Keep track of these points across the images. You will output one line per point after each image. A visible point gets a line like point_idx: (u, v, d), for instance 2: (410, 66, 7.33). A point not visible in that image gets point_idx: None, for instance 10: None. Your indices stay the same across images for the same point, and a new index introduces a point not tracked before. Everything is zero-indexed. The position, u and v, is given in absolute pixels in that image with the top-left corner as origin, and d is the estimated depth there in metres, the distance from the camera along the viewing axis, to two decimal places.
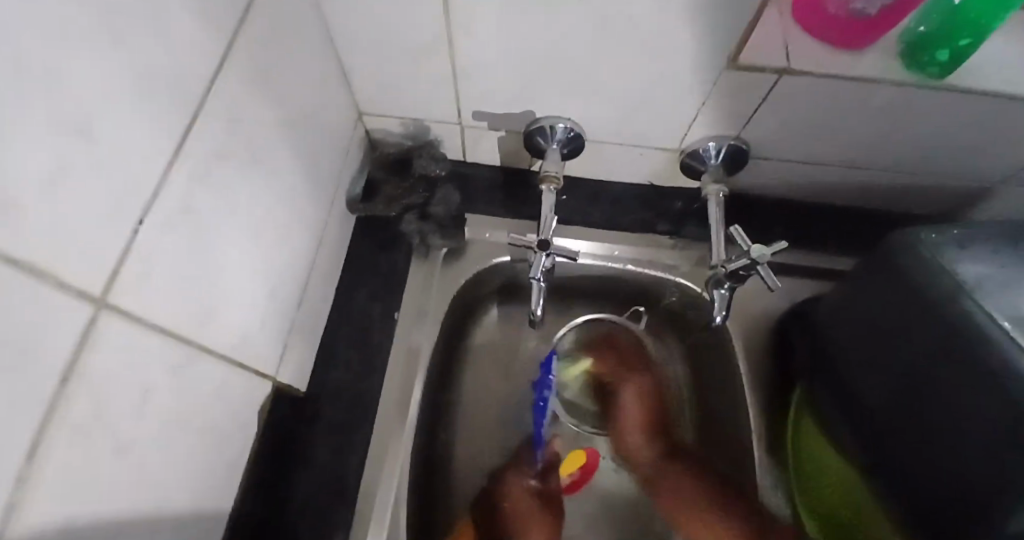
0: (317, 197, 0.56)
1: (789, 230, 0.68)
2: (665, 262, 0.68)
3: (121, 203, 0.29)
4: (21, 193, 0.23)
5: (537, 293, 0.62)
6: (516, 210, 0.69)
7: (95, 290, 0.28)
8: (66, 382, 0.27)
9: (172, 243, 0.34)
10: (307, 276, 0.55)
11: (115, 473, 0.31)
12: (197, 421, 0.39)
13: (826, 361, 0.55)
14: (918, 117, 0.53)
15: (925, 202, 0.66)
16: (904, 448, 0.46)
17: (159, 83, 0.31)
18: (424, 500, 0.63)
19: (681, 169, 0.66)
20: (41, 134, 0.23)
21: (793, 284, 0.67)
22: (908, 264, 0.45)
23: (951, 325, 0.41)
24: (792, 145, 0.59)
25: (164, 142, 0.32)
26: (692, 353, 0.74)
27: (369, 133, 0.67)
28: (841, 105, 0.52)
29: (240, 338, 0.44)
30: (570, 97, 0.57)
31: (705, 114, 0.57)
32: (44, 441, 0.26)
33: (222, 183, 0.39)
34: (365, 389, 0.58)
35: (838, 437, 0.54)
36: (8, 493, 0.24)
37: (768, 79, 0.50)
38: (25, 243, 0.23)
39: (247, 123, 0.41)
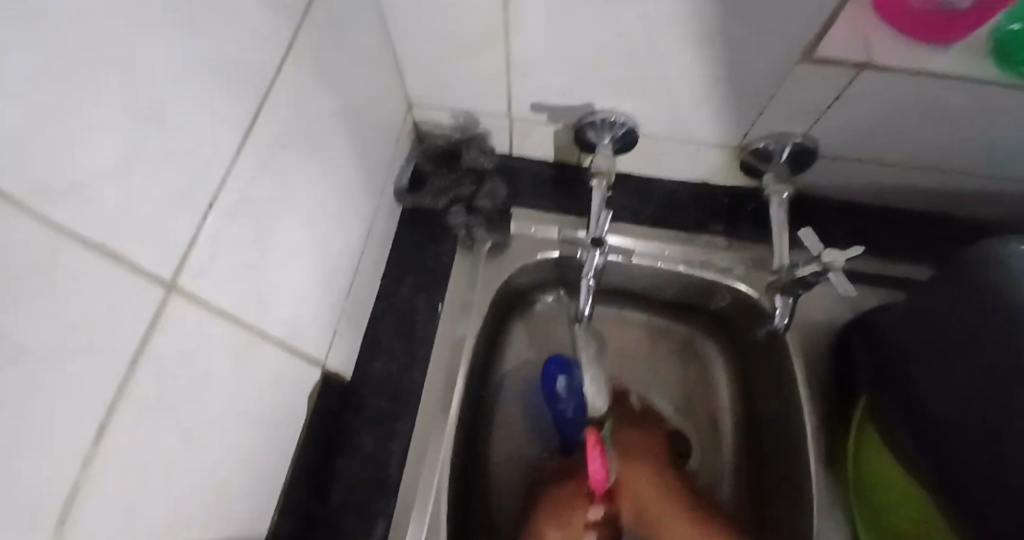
0: (368, 188, 0.56)
1: (852, 236, 0.65)
2: (717, 262, 0.66)
3: (191, 190, 0.29)
4: (101, 180, 0.23)
5: (587, 291, 0.61)
6: (564, 206, 0.68)
7: (166, 276, 0.28)
8: (136, 365, 0.27)
9: (238, 230, 0.34)
10: (357, 267, 0.55)
11: (177, 457, 0.31)
12: (252, 408, 0.39)
13: (892, 379, 0.52)
14: (1008, 118, 0.49)
15: (1002, 209, 0.62)
16: (983, 473, 0.43)
17: (227, 72, 0.31)
18: (462, 494, 0.62)
19: (738, 167, 0.63)
20: (120, 119, 0.23)
21: (858, 293, 0.64)
22: (995, 275, 0.42)
23: None
24: (865, 144, 0.56)
25: (232, 130, 0.32)
26: (743, 361, 0.71)
27: (417, 123, 0.67)
28: (924, 102, 0.49)
29: (293, 328, 0.44)
30: (628, 91, 0.55)
31: (770, 112, 0.54)
32: (111, 424, 0.26)
33: (283, 172, 0.39)
34: (409, 381, 0.58)
35: (907, 459, 0.51)
36: (75, 475, 0.24)
37: (845, 74, 0.47)
38: (101, 229, 0.24)
39: (307, 112, 0.41)
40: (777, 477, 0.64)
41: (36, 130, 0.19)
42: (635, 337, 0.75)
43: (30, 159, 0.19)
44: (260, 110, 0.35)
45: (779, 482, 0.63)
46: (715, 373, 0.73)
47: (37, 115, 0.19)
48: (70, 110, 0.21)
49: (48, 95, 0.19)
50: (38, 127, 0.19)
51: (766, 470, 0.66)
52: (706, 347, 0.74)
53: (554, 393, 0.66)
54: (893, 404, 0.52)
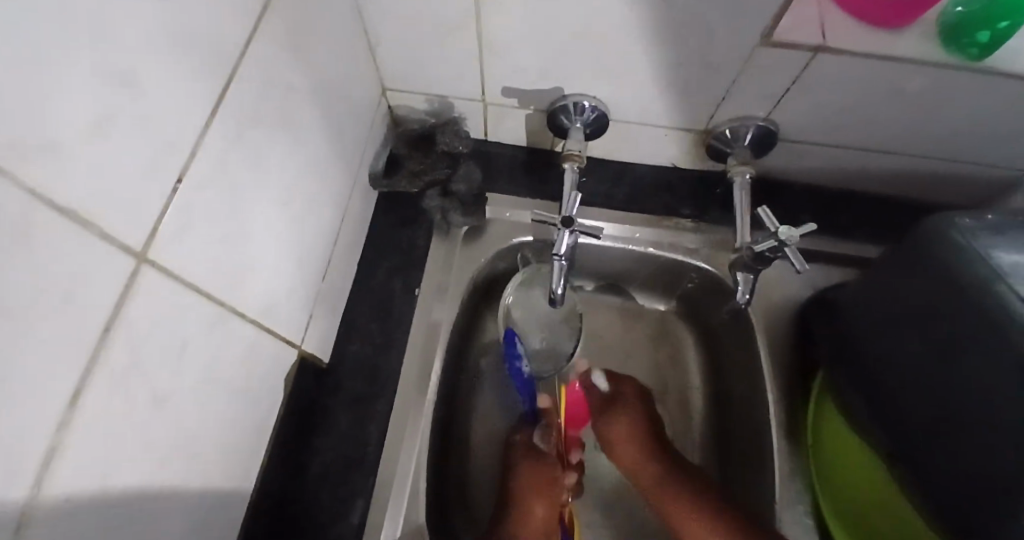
0: (342, 171, 0.56)
1: (815, 216, 0.67)
2: (685, 245, 0.68)
3: (163, 162, 0.30)
4: (71, 147, 0.24)
5: (559, 273, 0.62)
6: (538, 190, 0.69)
7: (137, 245, 0.29)
8: (109, 330, 0.27)
9: (211, 203, 0.35)
10: (332, 248, 0.56)
11: (153, 423, 0.32)
12: (228, 382, 0.40)
13: (849, 349, 0.55)
14: (955, 102, 0.52)
15: (953, 191, 0.65)
16: (930, 436, 0.46)
17: (196, 48, 0.31)
18: (440, 475, 0.63)
19: (705, 151, 0.65)
20: (91, 87, 0.24)
21: (819, 271, 0.66)
22: (940, 249, 0.45)
23: (980, 309, 0.41)
24: (823, 128, 0.58)
25: (201, 104, 0.32)
26: (711, 338, 0.72)
27: (392, 108, 0.67)
28: (877, 86, 0.51)
29: (268, 306, 0.44)
30: (598, 75, 0.56)
31: (734, 95, 0.56)
32: (87, 388, 0.26)
33: (253, 151, 0.39)
34: (385, 361, 0.59)
35: (860, 425, 0.54)
36: (49, 437, 0.24)
37: (802, 58, 0.49)
38: (75, 194, 0.24)
39: (277, 90, 0.41)
40: (742, 451, 0.66)
41: (6, 100, 0.20)
42: (605, 318, 0.77)
43: (4, 117, 0.20)
44: (229, 87, 0.35)
45: (745, 456, 0.65)
46: (687, 351, 0.75)
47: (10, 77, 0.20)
48: (41, 74, 0.21)
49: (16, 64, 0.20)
50: (5, 91, 0.20)
51: (733, 442, 0.68)
52: (678, 326, 0.76)
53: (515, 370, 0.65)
54: (846, 374, 0.55)
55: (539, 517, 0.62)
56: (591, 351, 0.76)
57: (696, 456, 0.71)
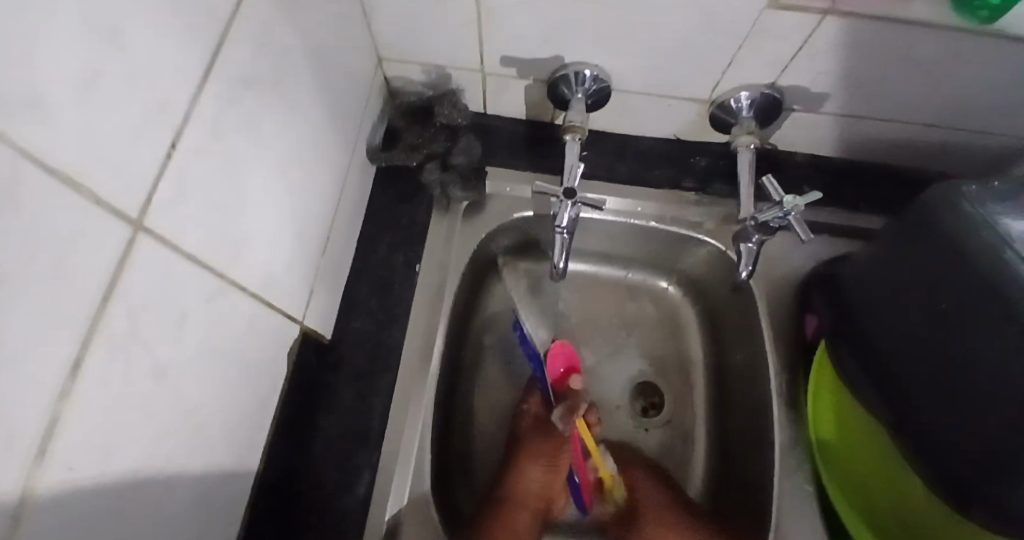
0: (340, 144, 0.55)
1: (819, 188, 0.66)
2: (689, 219, 0.67)
3: (155, 127, 0.29)
4: (61, 106, 0.23)
5: (560, 248, 0.62)
6: (538, 164, 0.68)
7: (131, 212, 0.28)
8: (107, 299, 0.27)
9: (207, 172, 0.34)
10: (331, 223, 0.55)
11: (155, 395, 0.31)
12: (230, 356, 0.39)
13: (849, 321, 0.55)
14: (963, 68, 0.51)
15: (958, 160, 0.65)
16: (931, 405, 0.46)
17: (184, 9, 0.30)
18: (444, 451, 0.64)
19: (708, 122, 0.64)
20: (79, 44, 0.23)
21: (822, 243, 0.66)
22: (944, 216, 0.45)
23: (984, 277, 0.41)
24: (827, 96, 0.57)
25: (193, 67, 0.31)
26: (713, 313, 0.72)
27: (389, 80, 0.66)
28: (883, 52, 0.51)
29: (268, 280, 0.44)
30: (599, 42, 0.55)
31: (739, 63, 0.55)
32: (87, 357, 0.26)
33: (249, 119, 0.38)
34: (387, 337, 0.59)
35: (863, 395, 0.54)
36: (50, 407, 0.24)
37: (809, 21, 0.48)
38: (67, 156, 0.23)
39: (272, 56, 0.40)
40: (743, 426, 0.65)
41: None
42: (608, 294, 0.76)
43: None
44: (221, 51, 0.34)
45: (746, 430, 0.65)
46: (689, 327, 0.75)
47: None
48: (30, 28, 0.20)
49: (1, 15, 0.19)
50: None
51: (733, 415, 0.68)
52: (680, 302, 0.75)
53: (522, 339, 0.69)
54: (846, 345, 0.55)
55: (530, 480, 0.62)
56: (595, 328, 0.75)
57: (697, 435, 0.71)
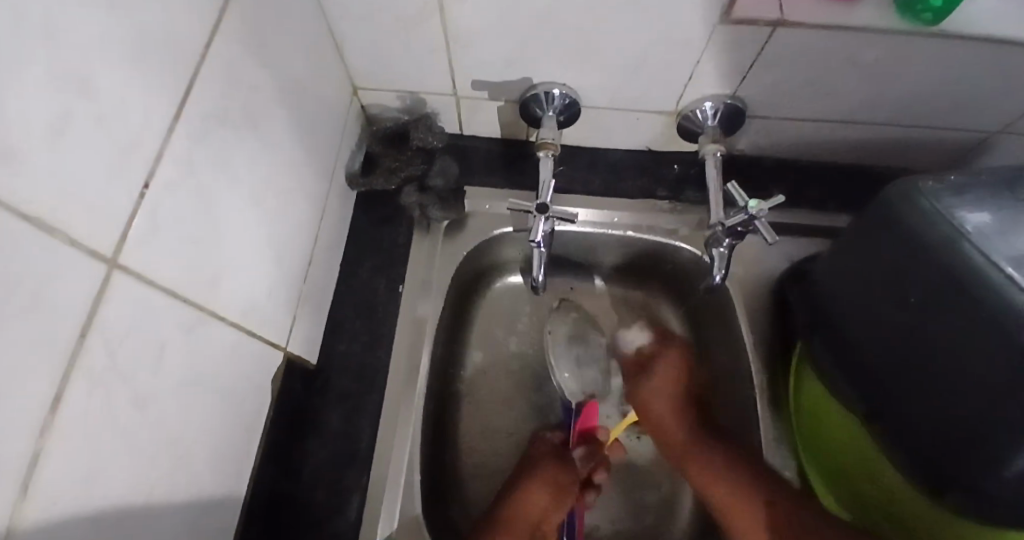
0: (317, 172, 0.57)
1: (788, 191, 0.68)
2: (665, 226, 0.68)
3: (126, 166, 0.30)
4: (34, 155, 0.24)
5: (538, 259, 0.63)
6: (515, 181, 0.70)
7: (107, 250, 0.29)
8: (85, 336, 0.28)
9: (181, 207, 0.35)
10: (312, 250, 0.56)
11: (135, 428, 0.32)
12: (212, 385, 0.40)
13: (824, 318, 0.56)
14: (914, 69, 0.53)
15: (917, 157, 0.67)
16: (904, 396, 0.47)
17: (152, 54, 0.32)
18: (436, 470, 0.64)
19: (676, 133, 0.66)
20: (47, 94, 0.24)
21: (794, 242, 0.67)
22: (903, 213, 0.47)
23: (946, 269, 0.43)
24: (788, 103, 0.59)
25: (163, 107, 0.33)
26: (694, 317, 0.73)
27: (365, 108, 0.68)
28: (836, 58, 0.53)
29: (249, 308, 0.45)
30: (564, 62, 0.57)
31: (700, 75, 0.57)
32: (66, 392, 0.27)
33: (221, 153, 0.39)
34: (373, 359, 0.60)
35: (838, 391, 0.55)
36: (32, 442, 0.25)
37: (763, 33, 0.50)
38: (43, 202, 0.25)
39: (243, 92, 0.42)
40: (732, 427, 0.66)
41: None
42: (592, 304, 0.77)
43: None
44: (191, 90, 0.35)
45: (735, 431, 0.66)
46: (673, 330, 0.75)
47: None
48: (4, 82, 0.22)
49: None
50: None
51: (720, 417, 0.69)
52: (661, 306, 0.76)
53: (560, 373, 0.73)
54: (822, 342, 0.56)
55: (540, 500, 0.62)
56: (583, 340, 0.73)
57: None
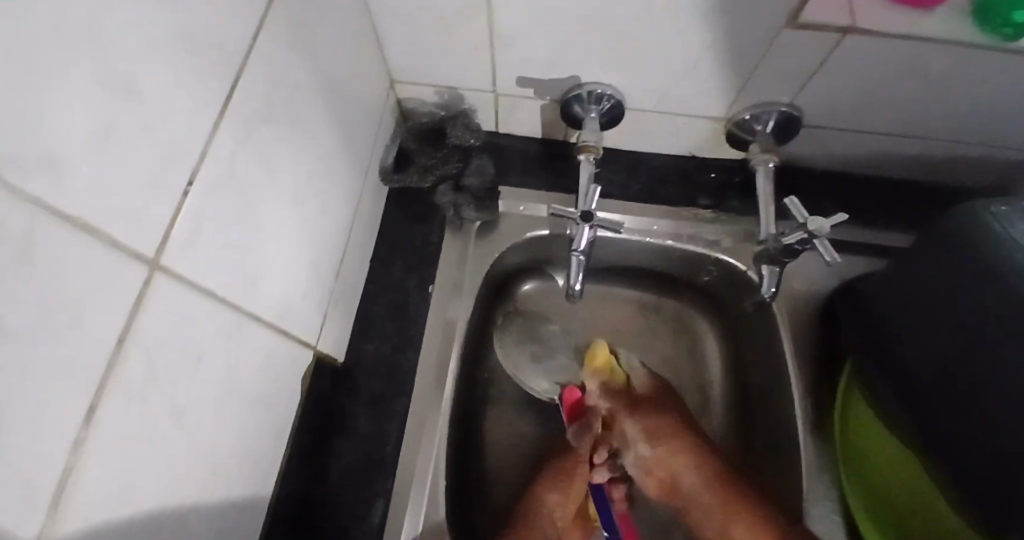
0: (353, 167, 0.55)
1: (838, 204, 0.65)
2: (706, 237, 0.65)
3: (169, 162, 0.28)
4: (79, 153, 0.22)
5: (577, 268, 0.61)
6: (552, 183, 0.67)
7: (147, 252, 0.28)
8: (122, 344, 0.26)
9: (223, 204, 0.33)
10: (345, 247, 0.55)
11: (170, 436, 0.31)
12: (244, 388, 0.39)
13: (875, 342, 0.53)
14: (988, 82, 0.50)
15: (980, 174, 0.63)
16: (966, 432, 0.44)
17: (200, 48, 0.30)
18: (461, 477, 0.62)
19: (724, 140, 0.64)
20: (90, 90, 0.23)
21: (843, 260, 0.64)
22: (972, 236, 0.44)
23: (1020, 301, 0.40)
24: (846, 113, 0.56)
25: (207, 101, 0.31)
26: (733, 331, 0.71)
27: (401, 101, 0.66)
28: (904, 68, 0.50)
29: (284, 310, 0.43)
30: (613, 63, 0.55)
31: (755, 82, 0.54)
32: (100, 404, 0.25)
33: (264, 150, 0.38)
34: (402, 362, 0.58)
35: (892, 419, 0.52)
36: (66, 457, 0.23)
37: (829, 39, 0.47)
38: (86, 204, 0.23)
39: (286, 86, 0.40)
40: (768, 445, 0.64)
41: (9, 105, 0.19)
42: (623, 312, 0.75)
43: (10, 128, 0.19)
44: (236, 85, 0.34)
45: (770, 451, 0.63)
46: (706, 343, 0.73)
47: (12, 83, 0.19)
48: (45, 78, 0.20)
49: (14, 69, 0.19)
50: (10, 97, 0.19)
51: (755, 434, 0.67)
52: (694, 317, 0.74)
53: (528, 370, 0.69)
54: (873, 366, 0.53)
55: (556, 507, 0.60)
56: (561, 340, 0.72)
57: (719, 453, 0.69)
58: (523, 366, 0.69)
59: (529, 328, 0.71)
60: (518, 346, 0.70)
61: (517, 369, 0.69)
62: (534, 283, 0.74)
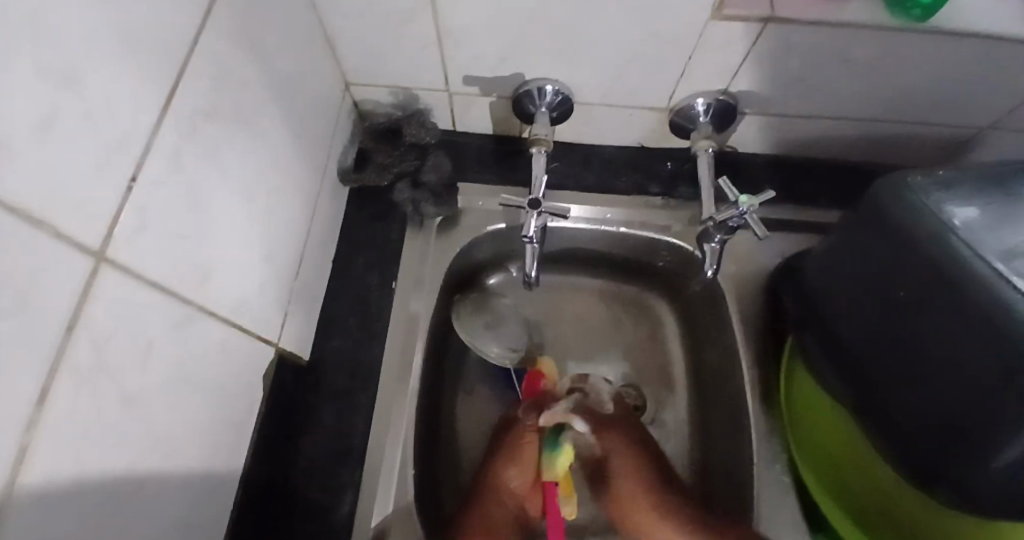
0: (309, 166, 0.56)
1: (779, 187, 0.69)
2: (657, 222, 0.69)
3: (118, 159, 0.30)
4: (23, 147, 0.24)
5: (531, 256, 0.64)
6: (508, 176, 0.70)
7: (94, 243, 0.29)
8: (72, 330, 0.28)
9: (170, 200, 0.35)
10: (304, 243, 0.56)
11: (124, 423, 0.32)
12: (202, 379, 0.40)
13: (814, 311, 0.56)
14: (901, 63, 0.53)
15: (904, 153, 0.68)
16: (896, 387, 0.47)
17: (143, 50, 0.32)
18: (431, 464, 0.63)
19: (669, 129, 0.66)
20: (35, 89, 0.24)
21: (786, 240, 0.68)
22: (893, 207, 0.47)
23: (935, 261, 0.43)
24: (779, 98, 0.59)
25: (151, 102, 0.32)
26: (689, 315, 0.74)
27: (357, 103, 0.67)
28: (825, 53, 0.53)
29: (240, 306, 0.45)
30: (557, 59, 0.57)
31: (691, 72, 0.57)
32: (53, 389, 0.26)
33: (212, 151, 0.39)
34: (366, 355, 0.59)
35: (831, 384, 0.55)
36: (20, 435, 0.25)
37: (754, 29, 0.51)
38: (31, 197, 0.25)
39: (232, 87, 0.41)
40: (724, 415, 0.66)
41: None
42: (586, 300, 0.77)
43: None
44: (182, 86, 0.35)
45: (724, 422, 0.66)
46: (667, 326, 0.76)
47: None
48: None
49: None
50: None
51: (710, 409, 0.69)
52: (653, 302, 0.77)
53: (487, 345, 0.69)
54: (813, 333, 0.56)
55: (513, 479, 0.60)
56: (516, 316, 0.74)
57: (681, 430, 0.71)
58: (479, 338, 0.69)
59: (481, 303, 0.72)
60: (477, 322, 0.70)
61: (471, 338, 0.69)
62: (499, 277, 0.76)
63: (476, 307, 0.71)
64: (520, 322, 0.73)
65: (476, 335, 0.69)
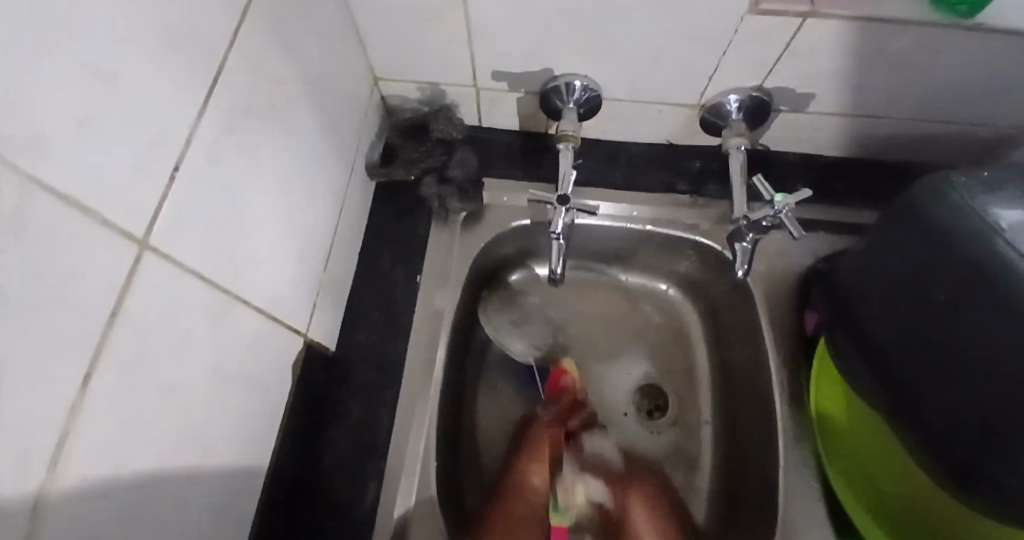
0: (338, 160, 0.57)
1: (811, 186, 0.67)
2: (684, 221, 0.68)
3: (157, 148, 0.30)
4: (65, 134, 0.24)
5: (557, 253, 0.63)
6: (534, 173, 0.69)
7: (137, 232, 0.29)
8: (114, 317, 0.28)
9: (207, 191, 0.35)
10: (333, 236, 0.57)
11: (162, 410, 0.32)
12: (236, 370, 0.40)
13: (847, 311, 0.55)
14: (942, 59, 0.52)
15: (941, 152, 0.66)
16: (933, 388, 0.46)
17: (182, 41, 0.32)
18: (454, 459, 0.63)
19: (698, 127, 0.66)
20: (77, 76, 0.24)
21: (818, 239, 0.66)
22: (932, 205, 0.46)
23: (975, 261, 0.42)
24: (813, 96, 0.58)
25: (189, 93, 0.33)
26: (716, 316, 0.72)
27: (385, 99, 0.68)
28: (862, 48, 0.51)
29: (272, 298, 0.45)
30: (587, 54, 0.57)
31: (723, 69, 0.56)
32: (95, 375, 0.27)
33: (248, 143, 0.40)
34: (391, 350, 0.60)
35: (863, 388, 0.54)
36: (63, 420, 0.25)
37: (790, 24, 0.49)
38: (73, 183, 0.25)
39: (268, 80, 0.42)
40: (750, 419, 0.65)
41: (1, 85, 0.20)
42: (611, 298, 0.76)
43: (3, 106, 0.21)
44: (219, 77, 0.35)
45: (749, 425, 0.65)
46: (693, 327, 0.75)
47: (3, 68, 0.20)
48: (32, 58, 0.22)
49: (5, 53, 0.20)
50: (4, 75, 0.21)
51: (736, 412, 0.68)
52: (679, 302, 0.76)
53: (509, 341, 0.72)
54: (845, 334, 0.55)
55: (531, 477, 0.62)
56: (541, 312, 0.75)
57: (706, 432, 0.70)
58: (501, 333, 0.72)
59: (507, 298, 0.74)
60: (500, 317, 0.73)
61: (495, 332, 0.72)
62: (522, 274, 0.75)
63: (501, 303, 0.73)
64: (545, 319, 0.75)
65: (498, 329, 0.72)
